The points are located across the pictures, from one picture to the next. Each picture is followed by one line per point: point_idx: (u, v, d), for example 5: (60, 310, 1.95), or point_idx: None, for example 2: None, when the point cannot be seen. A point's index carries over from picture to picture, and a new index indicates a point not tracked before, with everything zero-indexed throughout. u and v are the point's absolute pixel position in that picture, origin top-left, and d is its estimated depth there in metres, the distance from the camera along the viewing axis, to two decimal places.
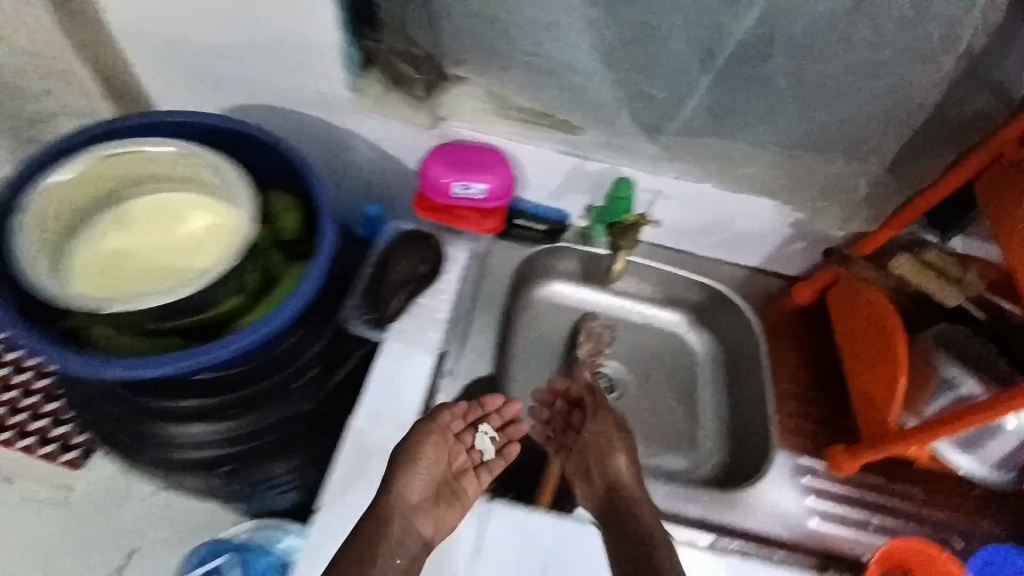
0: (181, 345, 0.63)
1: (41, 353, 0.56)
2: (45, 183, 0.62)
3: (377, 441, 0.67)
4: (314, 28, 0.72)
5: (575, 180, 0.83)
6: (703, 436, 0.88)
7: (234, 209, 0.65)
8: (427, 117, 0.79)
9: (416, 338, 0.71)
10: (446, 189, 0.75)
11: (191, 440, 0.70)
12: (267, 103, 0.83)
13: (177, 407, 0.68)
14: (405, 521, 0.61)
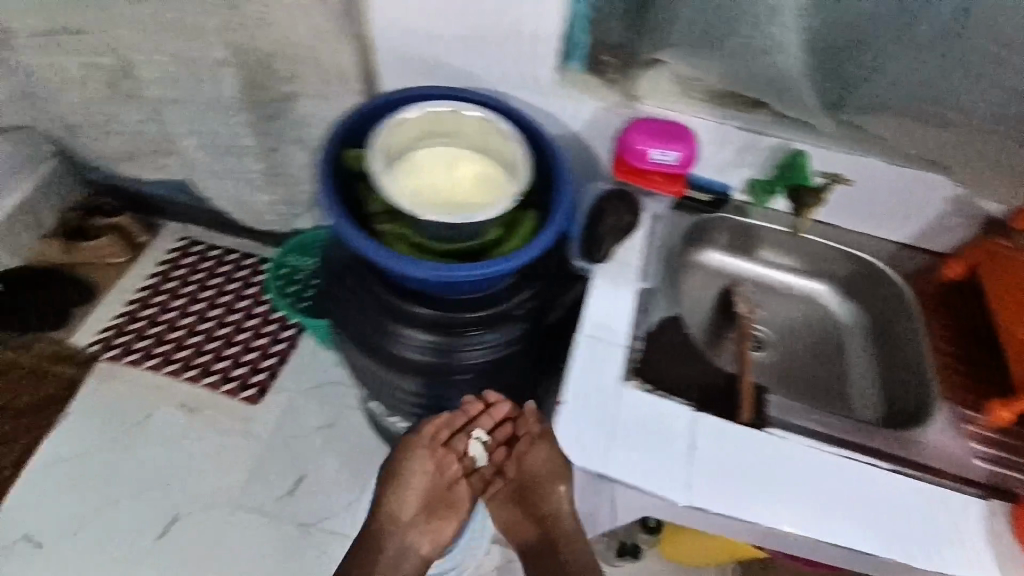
0: (440, 256, 0.74)
1: (349, 234, 0.70)
2: (395, 117, 0.74)
3: (600, 355, 0.76)
4: (543, 21, 0.85)
5: (745, 155, 0.93)
6: (853, 392, 0.96)
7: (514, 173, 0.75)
8: (624, 96, 0.91)
9: (621, 277, 0.82)
10: (644, 155, 0.85)
11: (420, 343, 0.86)
12: (477, 79, 0.95)
13: (417, 313, 0.84)
14: (406, 534, 0.89)
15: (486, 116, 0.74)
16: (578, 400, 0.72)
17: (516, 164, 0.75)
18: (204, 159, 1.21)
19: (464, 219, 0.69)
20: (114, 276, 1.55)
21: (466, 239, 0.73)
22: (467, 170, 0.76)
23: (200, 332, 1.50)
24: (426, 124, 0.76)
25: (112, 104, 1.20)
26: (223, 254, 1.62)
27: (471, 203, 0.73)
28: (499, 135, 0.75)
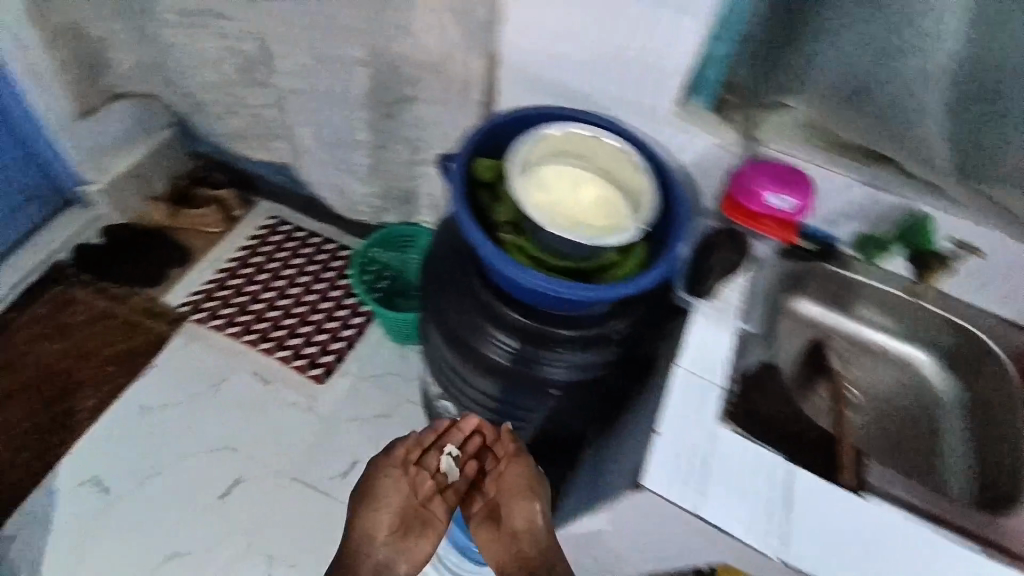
0: (547, 269, 0.75)
1: (469, 230, 0.73)
2: (539, 130, 0.77)
3: (695, 393, 0.75)
4: (670, 54, 0.85)
5: (859, 211, 0.92)
6: (943, 467, 0.94)
7: (637, 207, 0.76)
8: (743, 137, 0.90)
9: (721, 317, 0.82)
10: (761, 199, 0.85)
11: (510, 351, 0.87)
12: (599, 103, 0.97)
13: (512, 320, 0.86)
14: (379, 554, 0.91)
15: (624, 147, 0.76)
16: (672, 436, 0.71)
17: (642, 197, 0.76)
18: (316, 147, 1.27)
19: (586, 241, 0.70)
20: (209, 244, 1.65)
21: (576, 258, 0.74)
22: (594, 193, 0.78)
23: (278, 307, 1.57)
24: (564, 143, 0.78)
25: (242, 87, 1.29)
26: (306, 237, 1.70)
27: (594, 226, 0.75)
28: (631, 166, 0.77)
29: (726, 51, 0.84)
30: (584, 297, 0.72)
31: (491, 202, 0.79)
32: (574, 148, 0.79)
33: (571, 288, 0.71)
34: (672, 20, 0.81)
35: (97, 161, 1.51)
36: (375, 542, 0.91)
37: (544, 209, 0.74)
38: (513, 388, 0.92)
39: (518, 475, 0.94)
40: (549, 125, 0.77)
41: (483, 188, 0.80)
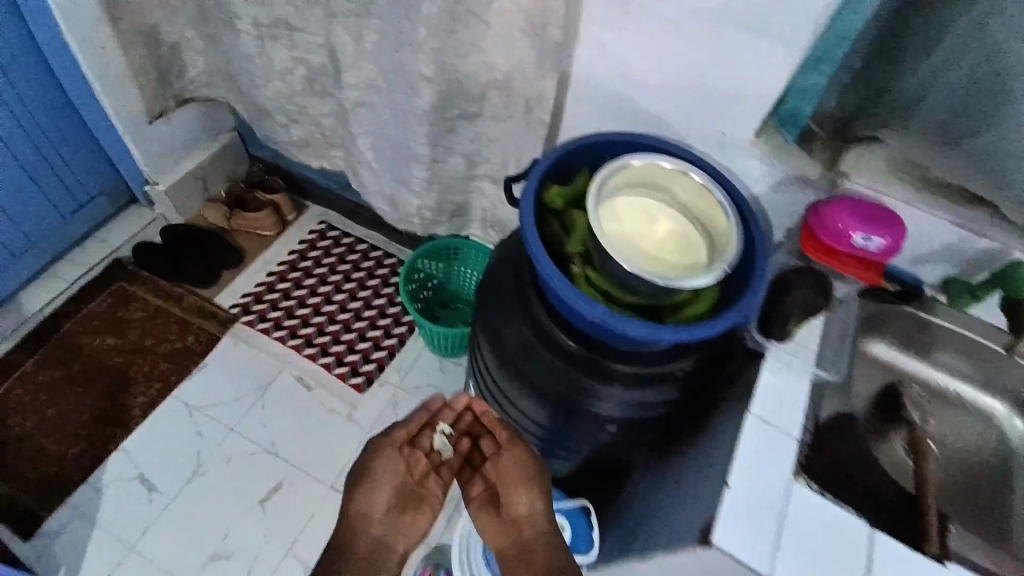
0: (615, 303, 0.72)
1: (536, 254, 0.71)
2: (624, 159, 0.74)
3: (769, 443, 0.70)
4: (754, 84, 0.82)
5: (948, 254, 0.86)
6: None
7: (715, 249, 0.73)
8: (825, 170, 0.86)
9: (797, 363, 0.77)
10: (847, 238, 0.80)
11: (565, 383, 0.82)
12: (670, 128, 0.94)
13: (569, 348, 0.82)
14: (376, 533, 0.86)
15: (709, 184, 0.73)
16: (745, 491, 0.66)
17: (723, 240, 0.73)
18: (376, 159, 1.28)
19: (661, 281, 0.67)
20: (261, 247, 1.68)
21: (645, 295, 0.70)
22: (672, 231, 0.75)
23: (323, 313, 1.58)
24: (646, 174, 0.76)
25: (308, 97, 1.31)
26: (354, 244, 1.72)
27: (670, 267, 0.72)
28: (714, 207, 0.74)
29: (818, 81, 0.79)
30: (652, 339, 0.68)
31: (560, 232, 0.77)
32: (656, 183, 0.76)
33: (640, 328, 0.67)
34: (764, 46, 0.78)
35: (161, 162, 1.55)
36: (372, 521, 0.86)
37: (620, 243, 0.72)
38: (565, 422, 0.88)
39: (518, 460, 0.90)
40: (632, 154, 0.75)
41: (553, 217, 0.78)
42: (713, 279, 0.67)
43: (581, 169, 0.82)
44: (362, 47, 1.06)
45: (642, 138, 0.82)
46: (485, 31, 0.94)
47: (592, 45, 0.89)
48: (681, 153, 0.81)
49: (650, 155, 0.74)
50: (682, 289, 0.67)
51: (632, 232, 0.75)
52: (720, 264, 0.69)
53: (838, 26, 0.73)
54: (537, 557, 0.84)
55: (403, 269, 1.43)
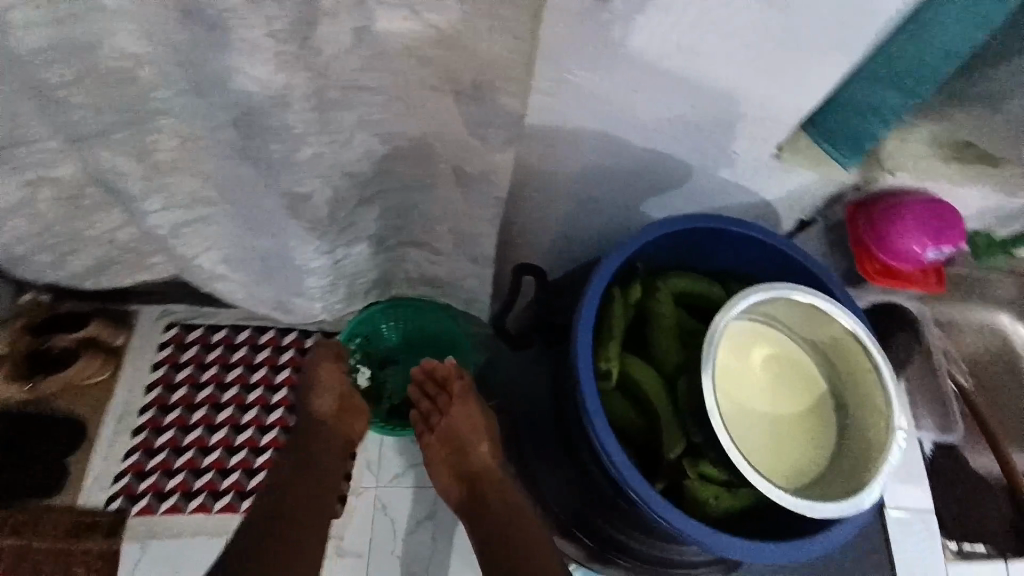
0: (719, 503, 0.55)
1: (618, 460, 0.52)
2: (751, 300, 0.53)
3: (912, 531, 0.80)
4: (784, 100, 0.60)
5: (982, 217, 0.76)
6: None
7: (845, 405, 0.57)
8: (868, 175, 0.69)
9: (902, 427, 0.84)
10: (916, 257, 0.68)
11: (631, 564, 0.74)
12: (673, 158, 0.69)
13: (629, 547, 0.71)
14: (330, 430, 0.81)
15: (853, 323, 0.53)
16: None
17: (870, 402, 0.54)
18: (236, 276, 0.84)
19: (808, 506, 0.49)
20: (103, 399, 1.09)
21: (752, 497, 0.55)
22: (792, 389, 0.58)
23: (240, 446, 1.07)
24: (762, 305, 0.56)
25: (80, 214, 0.79)
26: (230, 333, 1.14)
27: (786, 449, 0.55)
28: (862, 361, 0.54)
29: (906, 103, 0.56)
30: (767, 556, 0.52)
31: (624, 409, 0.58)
32: (767, 311, 0.58)
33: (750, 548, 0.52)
34: (810, 56, 0.55)
35: None
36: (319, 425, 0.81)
37: (741, 411, 0.55)
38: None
39: (468, 415, 0.77)
40: (757, 289, 0.53)
41: (612, 392, 0.59)
42: (880, 492, 0.50)
43: (615, 297, 0.59)
44: (157, 161, 0.63)
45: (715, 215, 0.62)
46: (373, 100, 0.56)
47: (559, 91, 0.58)
48: (760, 237, 0.63)
49: (781, 285, 0.53)
50: (830, 511, 0.49)
51: (745, 375, 0.56)
52: (879, 459, 0.51)
53: (933, 38, 0.51)
54: (503, 518, 0.74)
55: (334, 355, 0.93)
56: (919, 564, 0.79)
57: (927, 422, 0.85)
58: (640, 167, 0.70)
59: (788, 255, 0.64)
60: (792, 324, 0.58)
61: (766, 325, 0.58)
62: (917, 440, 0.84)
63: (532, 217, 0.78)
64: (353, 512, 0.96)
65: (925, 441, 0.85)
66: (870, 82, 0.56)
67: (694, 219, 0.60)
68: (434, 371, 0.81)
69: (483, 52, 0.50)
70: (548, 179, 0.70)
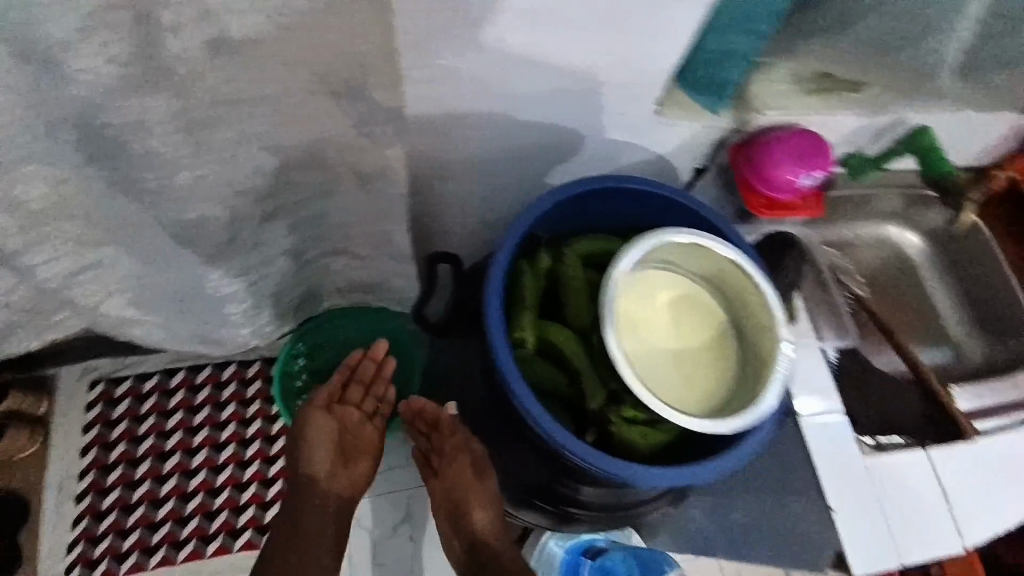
0: (642, 442, 0.59)
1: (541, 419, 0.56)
2: (642, 250, 0.58)
3: (825, 434, 0.87)
4: (650, 59, 0.63)
5: (851, 138, 0.82)
6: (939, 303, 1.01)
7: (749, 332, 0.62)
8: (742, 116, 0.74)
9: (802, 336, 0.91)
10: (790, 184, 0.74)
11: (593, 516, 0.78)
12: (561, 128, 0.71)
13: (585, 501, 0.75)
14: (324, 485, 0.77)
15: (733, 254, 0.58)
16: (840, 477, 0.85)
17: (760, 322, 0.60)
18: (151, 316, 0.80)
19: (710, 426, 0.54)
20: (38, 473, 1.02)
21: (672, 430, 0.60)
22: (700, 322, 0.63)
23: (194, 491, 1.02)
24: (656, 252, 0.61)
25: None
26: (163, 380, 1.09)
27: (699, 382, 0.60)
28: (748, 286, 0.60)
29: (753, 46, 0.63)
30: (686, 480, 0.57)
31: (548, 373, 0.61)
32: (666, 256, 0.62)
33: (672, 475, 0.56)
34: (662, 13, 0.57)
35: None
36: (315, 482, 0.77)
37: (655, 353, 0.59)
38: (612, 524, 0.81)
39: (463, 468, 0.75)
40: (643, 239, 0.57)
41: (534, 357, 0.61)
42: (773, 400, 0.55)
43: (522, 270, 0.62)
44: (30, 212, 0.57)
45: (604, 176, 0.65)
46: (250, 111, 0.53)
47: (433, 79, 0.60)
48: (651, 192, 0.67)
49: (666, 230, 0.58)
50: (727, 429, 0.54)
51: (656, 320, 0.61)
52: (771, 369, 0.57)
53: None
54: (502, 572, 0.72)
55: (274, 376, 0.92)
56: (838, 462, 0.86)
57: (826, 333, 0.92)
58: (533, 140, 0.72)
59: (681, 205, 0.68)
60: (693, 267, 0.63)
61: (671, 274, 0.63)
62: (820, 349, 0.91)
63: (444, 204, 0.79)
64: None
65: (828, 348, 0.92)
66: (723, 32, 0.61)
67: (582, 184, 0.64)
68: (423, 412, 0.78)
69: (343, 46, 0.51)
70: (446, 163, 0.72)
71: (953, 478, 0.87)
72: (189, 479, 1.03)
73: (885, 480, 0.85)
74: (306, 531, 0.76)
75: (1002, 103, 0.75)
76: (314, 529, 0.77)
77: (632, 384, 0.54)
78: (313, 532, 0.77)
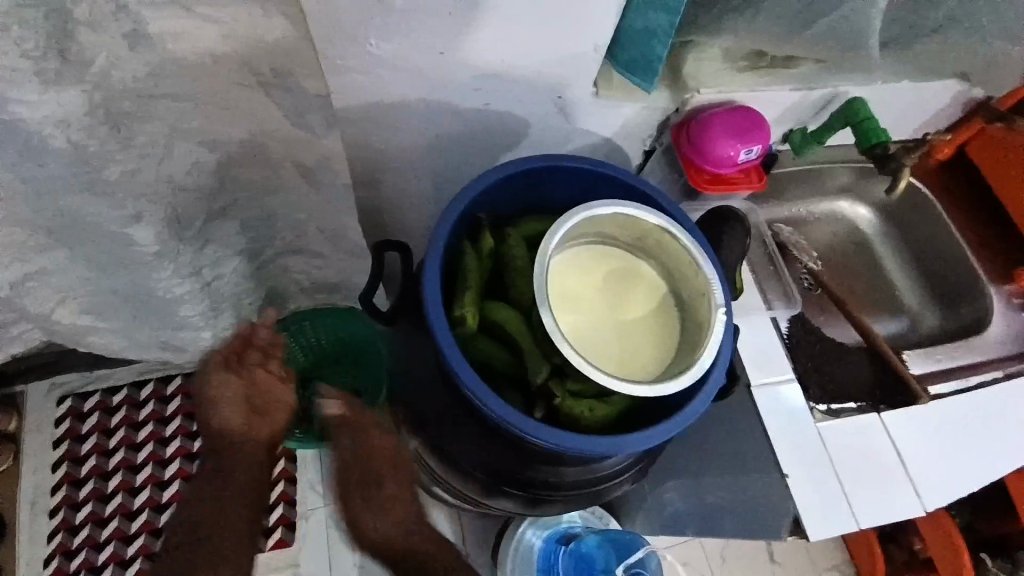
0: (591, 416, 0.59)
1: (485, 397, 0.57)
2: (570, 225, 0.59)
3: (779, 403, 0.86)
4: (580, 38, 0.64)
5: (791, 112, 0.84)
6: (893, 272, 1.04)
7: (687, 299, 0.63)
8: (678, 95, 0.77)
9: (752, 305, 0.90)
10: (730, 159, 0.76)
11: (561, 498, 0.78)
12: (501, 112, 0.72)
13: (551, 483, 0.75)
14: (238, 444, 0.74)
15: (661, 222, 0.60)
16: (795, 448, 0.85)
17: (697, 285, 0.61)
18: (111, 324, 0.80)
19: (649, 390, 0.55)
20: (8, 492, 1.01)
21: (619, 401, 0.61)
22: (641, 293, 0.64)
23: (168, 502, 1.01)
24: (590, 225, 0.62)
25: None
26: (131, 392, 1.07)
27: (641, 350, 0.61)
28: (680, 252, 0.61)
29: (672, 18, 0.63)
30: (634, 447, 0.58)
31: (497, 353, 0.62)
32: (601, 230, 0.64)
33: (620, 443, 0.57)
34: None
35: None
36: (229, 438, 0.74)
37: (593, 324, 0.60)
38: (582, 505, 0.81)
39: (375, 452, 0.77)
40: (572, 213, 0.59)
41: (482, 338, 0.62)
42: (710, 360, 0.57)
43: (464, 251, 0.63)
44: None
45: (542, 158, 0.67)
46: (180, 107, 0.55)
47: (362, 67, 0.62)
48: (589, 171, 0.68)
49: (594, 202, 0.60)
50: (666, 391, 0.55)
51: (593, 294, 0.62)
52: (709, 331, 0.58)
53: None
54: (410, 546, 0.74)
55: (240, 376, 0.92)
56: (794, 432, 0.86)
57: (775, 301, 0.91)
58: (477, 128, 0.74)
59: (623, 183, 0.69)
60: (628, 240, 0.65)
61: (606, 248, 0.64)
62: (771, 319, 0.91)
63: (396, 195, 0.81)
64: (303, 539, 0.96)
65: (780, 318, 0.91)
66: (647, 7, 0.63)
67: (518, 167, 0.65)
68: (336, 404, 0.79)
69: (265, 35, 0.54)
70: (391, 152, 0.74)
71: (912, 440, 0.88)
72: (163, 490, 1.02)
73: (838, 446, 0.86)
74: (221, 490, 0.73)
75: (930, 70, 0.77)
76: (227, 485, 0.73)
77: (569, 355, 0.54)
78: (226, 488, 0.73)
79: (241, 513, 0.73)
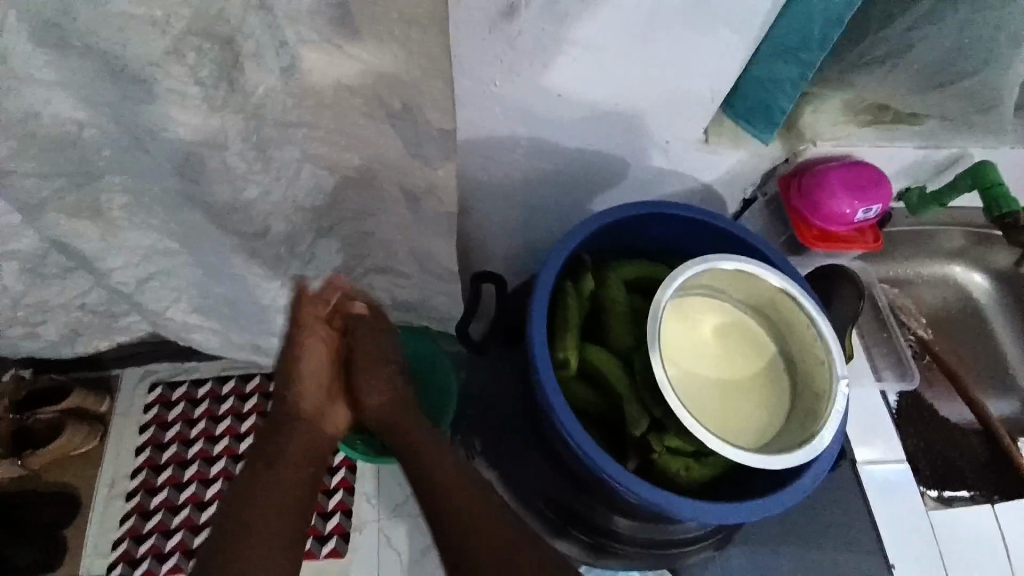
0: (688, 475, 0.58)
1: (582, 443, 0.56)
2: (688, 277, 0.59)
3: (886, 487, 0.82)
4: (698, 83, 0.63)
5: (910, 169, 0.80)
6: (1011, 350, 0.94)
7: (801, 365, 0.62)
8: (791, 147, 0.74)
9: (860, 376, 0.87)
10: (848, 217, 0.72)
11: (633, 553, 0.75)
12: (606, 154, 0.72)
13: (625, 536, 0.72)
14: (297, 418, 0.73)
15: (780, 283, 0.60)
16: (899, 538, 0.80)
17: (812, 352, 0.60)
18: (210, 324, 0.84)
19: (762, 460, 0.53)
20: (93, 470, 1.06)
21: (720, 465, 0.59)
22: (749, 353, 0.63)
23: None
24: (706, 279, 0.63)
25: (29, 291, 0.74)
26: (214, 387, 1.12)
27: (747, 413, 0.59)
28: (796, 314, 0.61)
29: (803, 72, 0.61)
30: (735, 519, 0.55)
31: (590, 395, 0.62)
32: (712, 283, 0.63)
33: (723, 511, 0.55)
34: (709, 40, 0.58)
35: None
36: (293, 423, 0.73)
37: (702, 379, 0.59)
38: (650, 564, 0.77)
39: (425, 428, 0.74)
40: (690, 265, 0.59)
41: (575, 379, 0.62)
42: (828, 437, 0.55)
43: (566, 290, 0.63)
44: (111, 219, 0.63)
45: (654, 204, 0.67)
46: (310, 134, 0.59)
47: (476, 100, 0.63)
48: (698, 220, 0.68)
49: (713, 257, 0.59)
50: (781, 463, 0.53)
51: (703, 348, 0.61)
52: (827, 405, 0.56)
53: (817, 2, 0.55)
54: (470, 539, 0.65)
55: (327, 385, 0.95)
56: (903, 520, 0.81)
57: (886, 373, 0.87)
58: (580, 165, 0.74)
59: (730, 234, 0.68)
60: (741, 297, 0.64)
61: (718, 303, 0.64)
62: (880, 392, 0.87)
63: (489, 224, 0.81)
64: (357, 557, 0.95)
65: (890, 392, 0.87)
66: (774, 58, 0.62)
67: (628, 212, 0.65)
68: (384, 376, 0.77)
69: (402, 72, 0.54)
70: (492, 182, 0.74)
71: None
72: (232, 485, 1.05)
73: (952, 537, 0.81)
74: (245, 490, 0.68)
75: None
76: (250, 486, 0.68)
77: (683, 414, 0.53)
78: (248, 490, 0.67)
79: (264, 519, 0.65)
